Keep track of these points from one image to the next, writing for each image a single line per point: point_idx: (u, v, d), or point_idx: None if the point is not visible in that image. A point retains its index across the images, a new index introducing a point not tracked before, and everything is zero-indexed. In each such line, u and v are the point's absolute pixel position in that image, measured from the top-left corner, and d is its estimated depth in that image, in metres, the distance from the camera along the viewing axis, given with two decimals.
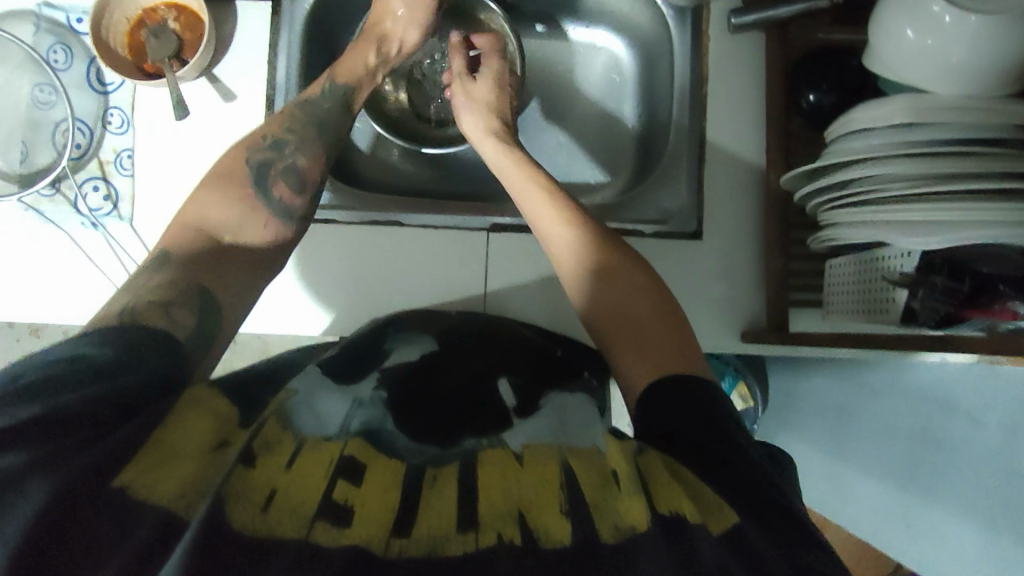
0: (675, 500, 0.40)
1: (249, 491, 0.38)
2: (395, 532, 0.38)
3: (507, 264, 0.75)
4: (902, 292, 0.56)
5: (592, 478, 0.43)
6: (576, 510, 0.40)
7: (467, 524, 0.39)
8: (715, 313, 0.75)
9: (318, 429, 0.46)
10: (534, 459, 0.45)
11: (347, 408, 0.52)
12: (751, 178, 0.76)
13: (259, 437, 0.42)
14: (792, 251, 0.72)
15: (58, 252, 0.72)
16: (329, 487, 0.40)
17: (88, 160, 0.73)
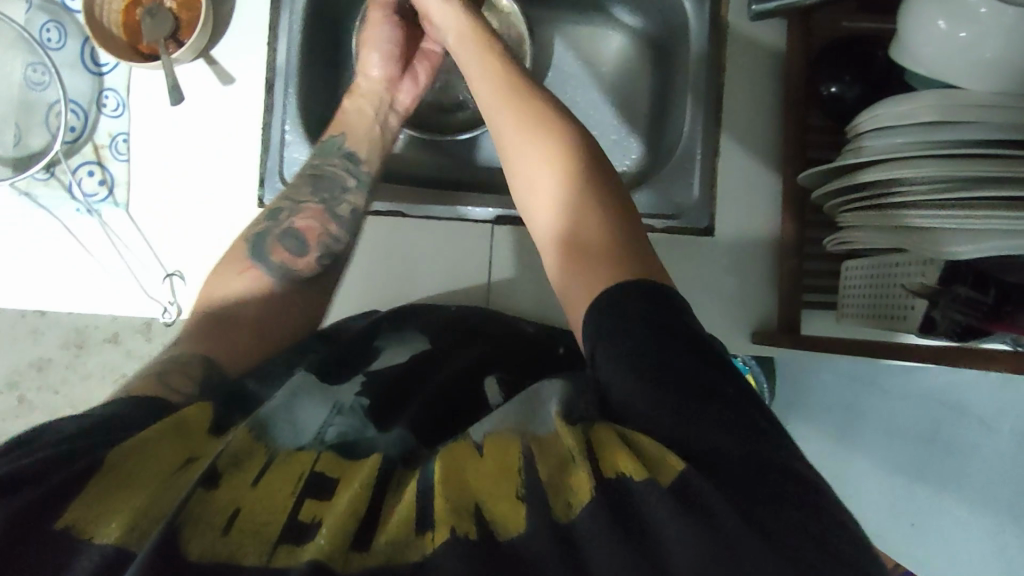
0: (619, 461, 0.36)
1: (211, 513, 0.35)
2: (355, 544, 0.35)
3: (510, 254, 0.73)
4: (919, 302, 0.54)
5: (546, 456, 0.38)
6: (532, 493, 0.36)
7: (423, 523, 0.36)
8: (724, 312, 0.73)
9: (291, 439, 0.43)
10: (493, 444, 0.41)
11: (325, 417, 0.48)
12: (766, 174, 0.73)
13: (226, 452, 0.39)
14: (808, 249, 0.70)
15: (54, 238, 0.70)
16: (295, 506, 0.37)
17: (83, 143, 0.71)
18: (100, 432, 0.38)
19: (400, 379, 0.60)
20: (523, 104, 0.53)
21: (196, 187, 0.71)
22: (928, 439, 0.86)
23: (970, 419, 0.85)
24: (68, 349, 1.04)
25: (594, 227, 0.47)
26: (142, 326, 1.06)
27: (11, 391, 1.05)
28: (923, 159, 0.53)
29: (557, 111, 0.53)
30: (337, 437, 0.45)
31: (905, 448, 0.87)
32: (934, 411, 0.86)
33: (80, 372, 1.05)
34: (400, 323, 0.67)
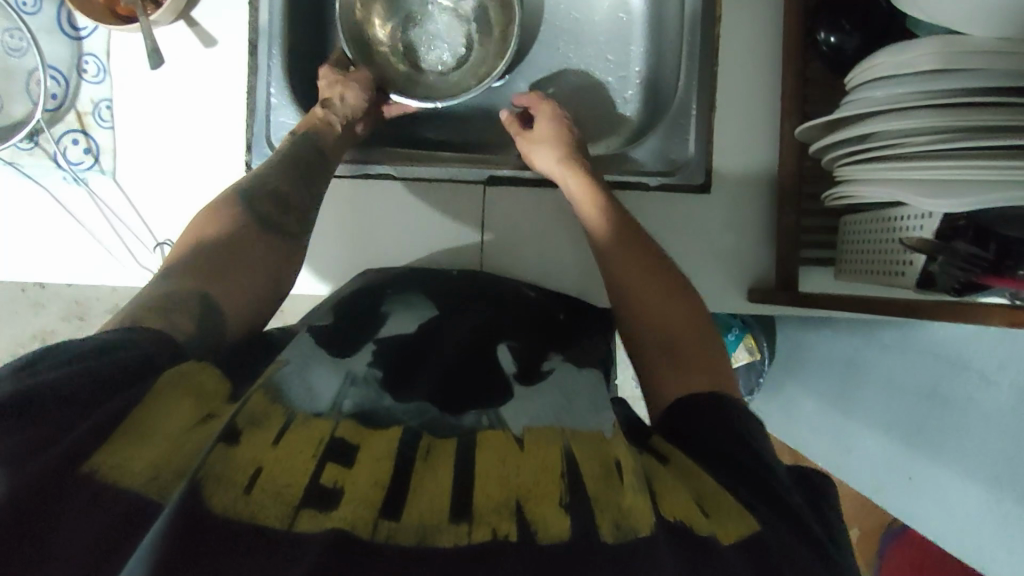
0: (683, 511, 0.37)
1: (230, 468, 0.34)
2: (384, 513, 0.34)
3: (507, 217, 0.72)
4: (918, 256, 0.53)
5: (594, 469, 0.38)
6: (577, 504, 0.36)
7: (459, 516, 0.35)
8: (720, 270, 0.72)
9: (308, 404, 0.41)
10: (534, 443, 0.41)
11: (340, 386, 0.46)
12: (765, 128, 0.72)
13: (242, 414, 0.38)
14: (806, 205, 0.69)
15: (43, 209, 0.70)
16: (316, 470, 0.36)
17: (66, 111, 0.70)
18: (119, 367, 0.35)
19: (412, 350, 0.57)
20: (623, 234, 0.60)
21: (183, 154, 0.70)
22: (927, 394, 0.81)
23: (969, 373, 0.76)
24: (70, 321, 1.06)
25: (699, 347, 0.52)
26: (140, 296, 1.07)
27: (14, 363, 1.07)
28: (921, 111, 0.51)
29: (646, 246, 0.60)
30: (353, 409, 0.43)
31: (904, 405, 0.84)
32: (930, 363, 0.81)
33: (83, 343, 1.06)
34: (403, 286, 0.66)
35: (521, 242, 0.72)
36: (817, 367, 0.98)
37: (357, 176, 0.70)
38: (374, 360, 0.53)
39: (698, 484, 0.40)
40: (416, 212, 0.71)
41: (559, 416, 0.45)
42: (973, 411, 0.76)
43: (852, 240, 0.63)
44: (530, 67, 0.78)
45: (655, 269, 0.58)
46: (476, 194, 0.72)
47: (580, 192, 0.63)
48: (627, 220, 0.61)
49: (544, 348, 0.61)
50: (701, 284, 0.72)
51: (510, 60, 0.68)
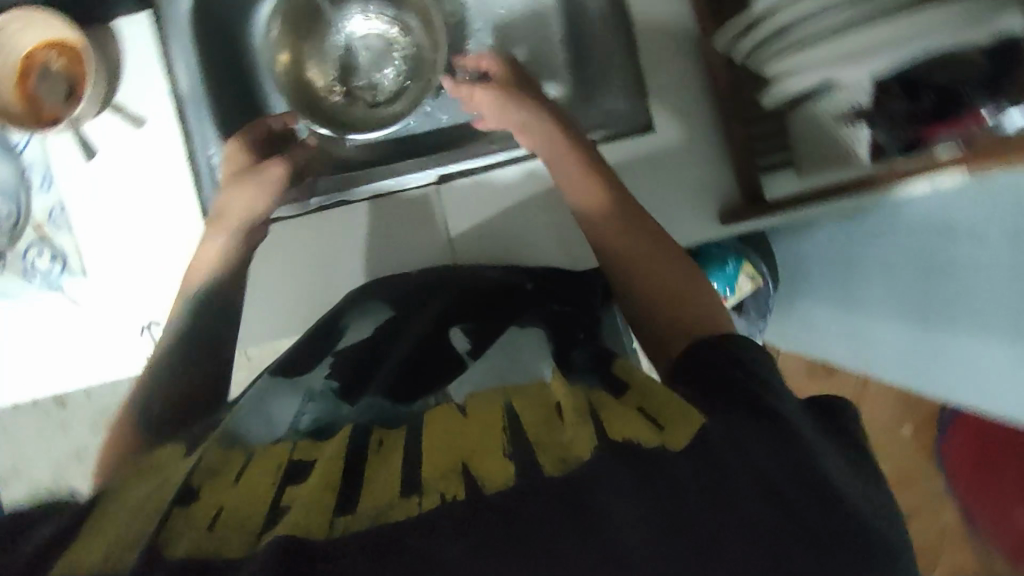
0: (630, 428, 0.38)
1: (193, 514, 0.37)
2: (336, 516, 0.35)
3: (460, 210, 0.67)
4: (856, 123, 0.53)
5: (533, 418, 0.41)
6: (518, 452, 0.37)
7: (410, 489, 0.36)
8: (690, 202, 0.71)
9: (264, 434, 0.48)
10: (478, 411, 0.44)
11: (299, 407, 0.53)
12: (690, 52, 0.70)
13: (202, 466, 0.42)
14: None
15: (34, 324, 0.72)
16: (276, 496, 0.38)
17: (22, 228, 0.71)
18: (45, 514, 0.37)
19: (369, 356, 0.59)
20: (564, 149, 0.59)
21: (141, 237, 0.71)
22: (927, 266, 0.80)
23: (959, 235, 0.76)
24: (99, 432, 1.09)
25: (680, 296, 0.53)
26: None
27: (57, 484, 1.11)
28: None
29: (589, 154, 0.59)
30: (310, 424, 0.50)
31: (903, 283, 0.83)
32: (916, 235, 0.80)
33: None
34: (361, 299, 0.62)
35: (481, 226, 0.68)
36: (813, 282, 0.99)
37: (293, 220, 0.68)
38: (330, 375, 0.58)
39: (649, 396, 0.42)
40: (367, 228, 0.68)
41: (500, 377, 0.50)
42: (974, 272, 0.75)
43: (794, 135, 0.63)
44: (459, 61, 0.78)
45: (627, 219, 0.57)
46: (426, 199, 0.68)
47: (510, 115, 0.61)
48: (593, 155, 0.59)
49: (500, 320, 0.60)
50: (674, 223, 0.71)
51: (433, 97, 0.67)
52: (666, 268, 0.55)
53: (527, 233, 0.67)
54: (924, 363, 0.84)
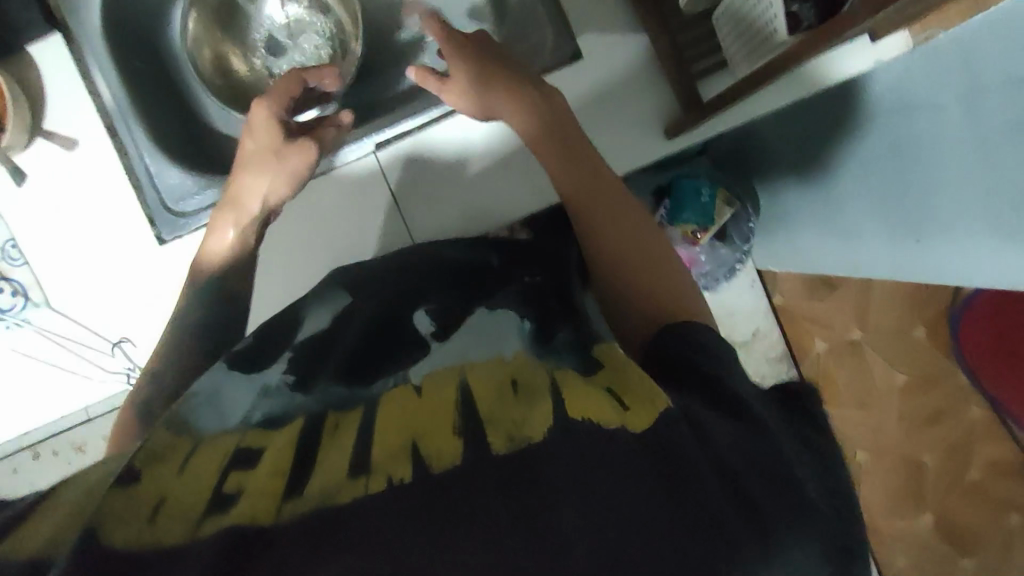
0: (591, 406, 0.31)
1: (130, 504, 0.30)
2: (286, 498, 0.30)
3: (414, 188, 0.56)
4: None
5: (490, 394, 0.34)
6: (471, 427, 0.31)
7: (357, 470, 0.30)
8: None
9: (216, 424, 0.39)
10: (432, 389, 0.36)
11: (251, 399, 0.42)
12: None
13: (143, 450, 0.34)
14: None
15: None
16: (219, 482, 0.32)
17: None
18: None
19: (332, 340, 0.50)
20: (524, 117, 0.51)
21: None
22: (899, 156, 0.61)
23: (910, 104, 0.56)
24: None
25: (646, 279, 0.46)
26: None
27: None
28: None
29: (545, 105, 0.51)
30: (262, 418, 0.40)
31: (889, 185, 0.63)
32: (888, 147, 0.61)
33: None
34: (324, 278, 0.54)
35: None
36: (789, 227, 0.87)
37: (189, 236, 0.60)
38: (289, 367, 0.47)
39: (621, 377, 0.35)
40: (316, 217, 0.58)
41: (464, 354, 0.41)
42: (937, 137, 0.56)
43: None
44: None
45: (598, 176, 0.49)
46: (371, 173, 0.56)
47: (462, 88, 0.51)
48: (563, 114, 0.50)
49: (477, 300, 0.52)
50: None
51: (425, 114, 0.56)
52: (635, 231, 0.49)
53: (494, 207, 0.56)
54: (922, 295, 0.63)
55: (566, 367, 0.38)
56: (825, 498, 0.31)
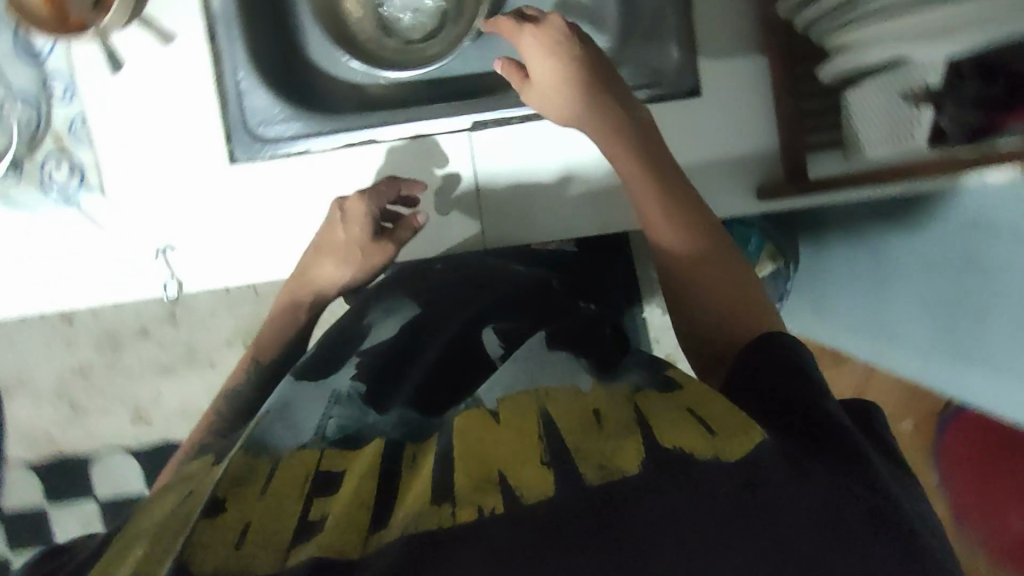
0: (681, 435, 0.36)
1: (220, 533, 0.35)
2: (372, 530, 0.35)
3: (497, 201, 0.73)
4: (925, 109, 0.50)
5: (573, 420, 0.39)
6: (558, 462, 0.36)
7: (443, 496, 0.35)
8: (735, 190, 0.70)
9: (291, 441, 0.44)
10: (510, 413, 0.41)
11: (323, 411, 0.48)
12: (744, 16, 0.68)
13: (227, 477, 0.39)
14: (805, 88, 0.65)
15: (51, 238, 0.72)
16: (304, 509, 0.37)
17: (44, 134, 0.70)
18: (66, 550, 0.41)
19: (397, 350, 0.57)
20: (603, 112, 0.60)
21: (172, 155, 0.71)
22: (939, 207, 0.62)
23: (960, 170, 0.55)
24: (103, 351, 1.15)
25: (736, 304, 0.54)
26: (162, 314, 1.14)
27: (63, 399, 1.17)
28: None
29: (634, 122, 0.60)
30: (337, 432, 0.45)
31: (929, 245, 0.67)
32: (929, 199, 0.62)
33: (120, 365, 1.16)
34: (384, 294, 0.63)
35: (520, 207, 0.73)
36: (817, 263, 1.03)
37: (258, 162, 0.71)
38: (357, 373, 0.54)
39: (698, 398, 0.40)
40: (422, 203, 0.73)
41: (532, 375, 0.45)
42: None
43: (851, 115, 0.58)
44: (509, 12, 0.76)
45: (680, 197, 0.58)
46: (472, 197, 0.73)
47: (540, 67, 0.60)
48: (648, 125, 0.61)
49: (530, 318, 0.57)
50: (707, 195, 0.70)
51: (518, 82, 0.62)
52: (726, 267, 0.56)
53: (553, 226, 0.73)
54: None
55: (643, 389, 0.42)
56: (885, 546, 0.31)
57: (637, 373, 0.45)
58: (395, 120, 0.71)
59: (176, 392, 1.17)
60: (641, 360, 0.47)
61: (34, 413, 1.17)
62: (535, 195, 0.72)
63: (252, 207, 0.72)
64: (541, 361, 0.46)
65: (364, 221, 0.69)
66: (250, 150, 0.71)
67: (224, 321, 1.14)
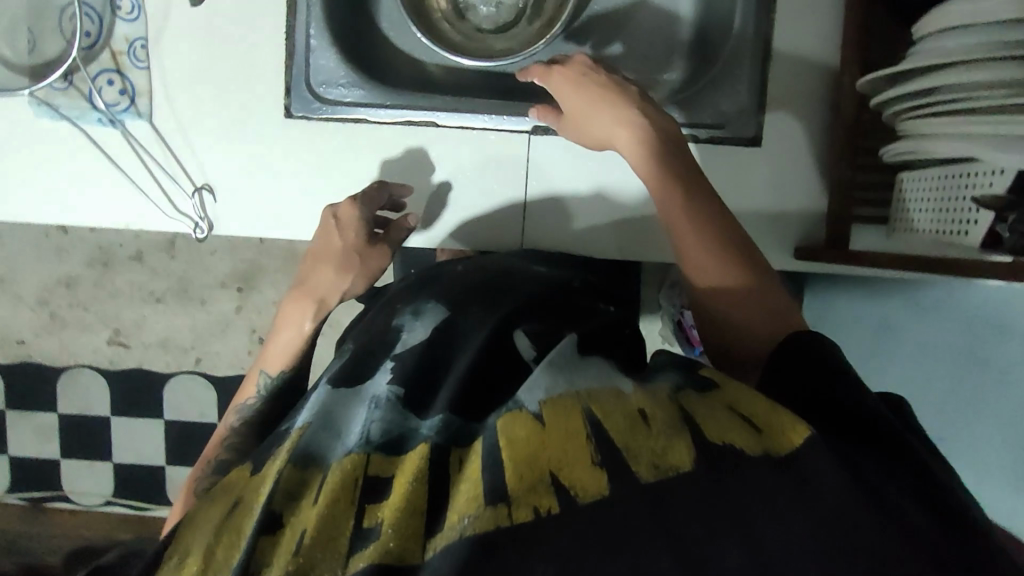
0: (729, 433, 0.40)
1: (280, 552, 0.40)
2: (429, 534, 0.39)
3: (544, 216, 0.73)
4: (985, 214, 0.51)
5: (619, 423, 0.42)
6: (610, 462, 0.39)
7: (497, 497, 0.39)
8: (772, 240, 0.72)
9: (338, 447, 0.47)
10: (555, 422, 0.42)
11: (365, 416, 0.49)
12: (817, 78, 0.71)
13: (280, 491, 0.44)
14: (861, 161, 0.68)
15: (87, 154, 0.70)
16: (358, 515, 0.42)
17: (100, 50, 0.68)
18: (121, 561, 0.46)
19: (428, 357, 0.55)
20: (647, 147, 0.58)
21: (227, 97, 0.70)
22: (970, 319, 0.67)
23: None
24: (95, 267, 1.12)
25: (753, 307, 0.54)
26: (163, 243, 1.12)
27: (42, 307, 1.14)
28: (980, 66, 0.50)
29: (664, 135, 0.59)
30: (382, 435, 0.47)
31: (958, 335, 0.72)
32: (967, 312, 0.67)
33: (108, 287, 1.13)
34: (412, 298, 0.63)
35: (563, 220, 0.73)
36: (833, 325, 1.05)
37: (314, 120, 0.71)
38: (394, 375, 0.53)
39: (736, 398, 0.44)
40: (469, 203, 0.73)
41: (570, 378, 0.45)
42: None
43: (914, 194, 0.61)
44: (585, 24, 0.77)
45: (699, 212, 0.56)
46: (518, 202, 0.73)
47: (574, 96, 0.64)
48: (673, 132, 0.59)
49: (565, 328, 0.58)
50: None
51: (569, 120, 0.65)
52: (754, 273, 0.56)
53: (597, 241, 0.74)
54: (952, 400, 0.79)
55: (686, 390, 0.46)
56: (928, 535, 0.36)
57: (672, 376, 0.48)
58: (452, 107, 0.72)
59: (161, 321, 1.15)
60: (681, 363, 0.51)
61: (7, 311, 1.14)
62: (587, 211, 0.73)
63: (293, 164, 0.71)
64: (572, 364, 0.47)
65: (357, 225, 0.68)
66: (309, 108, 0.70)
67: (222, 262, 1.13)
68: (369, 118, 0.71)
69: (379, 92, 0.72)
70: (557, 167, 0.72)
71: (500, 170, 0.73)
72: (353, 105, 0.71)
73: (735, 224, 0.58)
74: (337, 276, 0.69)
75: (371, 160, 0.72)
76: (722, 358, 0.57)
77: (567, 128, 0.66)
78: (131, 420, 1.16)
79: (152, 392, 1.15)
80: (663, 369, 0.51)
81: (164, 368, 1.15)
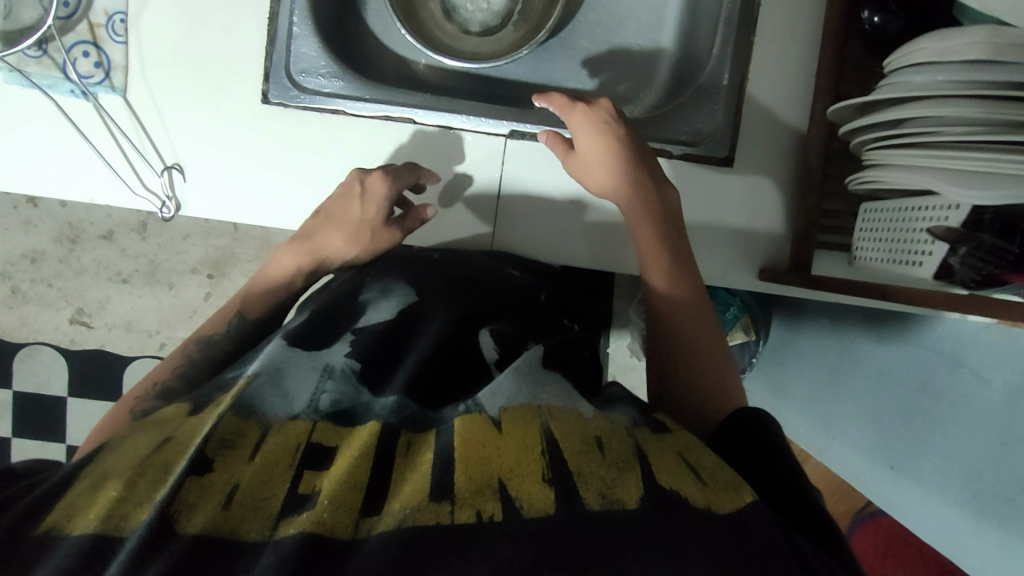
0: (676, 479, 0.41)
1: (204, 497, 0.39)
2: (365, 513, 0.39)
3: (522, 219, 0.74)
4: (940, 245, 0.51)
5: (575, 446, 0.42)
6: (560, 480, 0.40)
7: (442, 494, 0.39)
8: (741, 259, 0.73)
9: (282, 407, 0.46)
10: (512, 425, 0.43)
11: (316, 382, 0.49)
12: (790, 104, 0.72)
13: (215, 437, 0.42)
14: (829, 188, 0.69)
15: (54, 124, 0.69)
16: (294, 481, 0.41)
17: (77, 21, 0.67)
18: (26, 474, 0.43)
19: (391, 339, 0.56)
20: (639, 198, 0.64)
21: (204, 77, 0.69)
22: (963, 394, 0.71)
23: None
24: (63, 243, 1.10)
25: (710, 359, 0.59)
26: (135, 224, 1.11)
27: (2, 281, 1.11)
28: (944, 102, 0.51)
29: (660, 199, 0.65)
30: (331, 405, 0.47)
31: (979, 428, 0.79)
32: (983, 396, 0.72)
33: (74, 266, 1.11)
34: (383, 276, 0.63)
35: (537, 221, 0.73)
36: (794, 348, 1.07)
37: (292, 107, 0.70)
38: (351, 349, 0.54)
39: (690, 448, 0.45)
40: (455, 201, 0.73)
41: (534, 393, 0.46)
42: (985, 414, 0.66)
43: (872, 226, 0.62)
44: (571, 35, 0.77)
45: (676, 264, 0.63)
46: (490, 202, 0.73)
47: (587, 135, 0.65)
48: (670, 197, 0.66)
49: (527, 336, 0.60)
50: (714, 260, 0.73)
51: (574, 160, 0.67)
52: (698, 322, 0.61)
53: (563, 245, 0.74)
54: (941, 453, 0.83)
55: (639, 425, 0.47)
56: None
57: (627, 409, 0.49)
58: (431, 103, 0.71)
59: (127, 302, 1.12)
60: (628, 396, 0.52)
61: None
62: (563, 216, 0.73)
63: (265, 148, 0.71)
64: (547, 376, 0.49)
65: (379, 201, 0.67)
66: (286, 95, 0.70)
67: (195, 246, 1.12)
68: (350, 110, 0.71)
69: (360, 85, 0.72)
70: (535, 170, 0.73)
71: (479, 169, 0.73)
72: (331, 96, 0.71)
73: (698, 283, 0.64)
74: (350, 236, 0.70)
75: (346, 150, 0.72)
76: (660, 394, 0.60)
77: (571, 163, 0.67)
78: (87, 401, 1.13)
79: (112, 373, 1.13)
80: (618, 401, 0.51)
81: (125, 351, 1.13)
